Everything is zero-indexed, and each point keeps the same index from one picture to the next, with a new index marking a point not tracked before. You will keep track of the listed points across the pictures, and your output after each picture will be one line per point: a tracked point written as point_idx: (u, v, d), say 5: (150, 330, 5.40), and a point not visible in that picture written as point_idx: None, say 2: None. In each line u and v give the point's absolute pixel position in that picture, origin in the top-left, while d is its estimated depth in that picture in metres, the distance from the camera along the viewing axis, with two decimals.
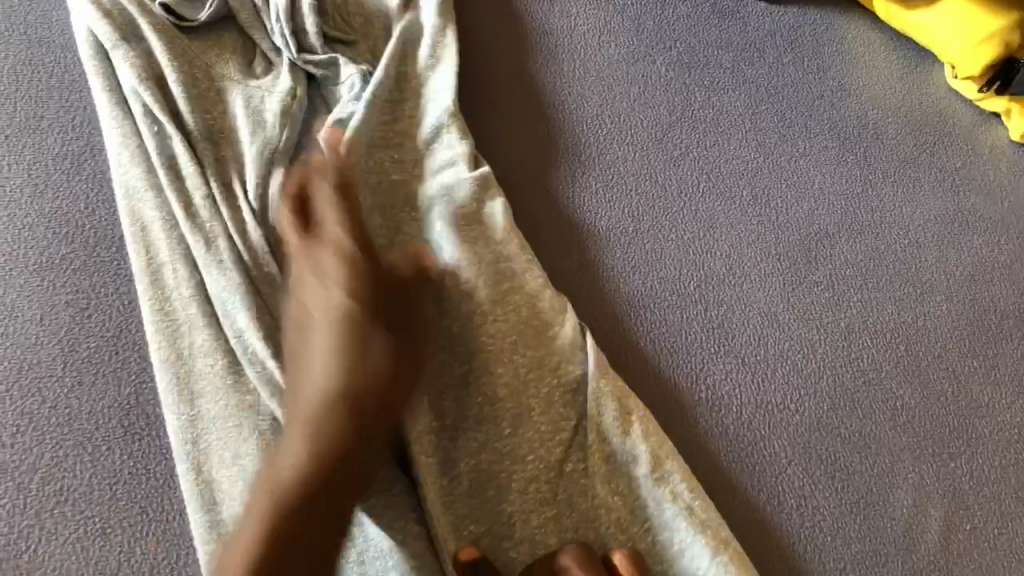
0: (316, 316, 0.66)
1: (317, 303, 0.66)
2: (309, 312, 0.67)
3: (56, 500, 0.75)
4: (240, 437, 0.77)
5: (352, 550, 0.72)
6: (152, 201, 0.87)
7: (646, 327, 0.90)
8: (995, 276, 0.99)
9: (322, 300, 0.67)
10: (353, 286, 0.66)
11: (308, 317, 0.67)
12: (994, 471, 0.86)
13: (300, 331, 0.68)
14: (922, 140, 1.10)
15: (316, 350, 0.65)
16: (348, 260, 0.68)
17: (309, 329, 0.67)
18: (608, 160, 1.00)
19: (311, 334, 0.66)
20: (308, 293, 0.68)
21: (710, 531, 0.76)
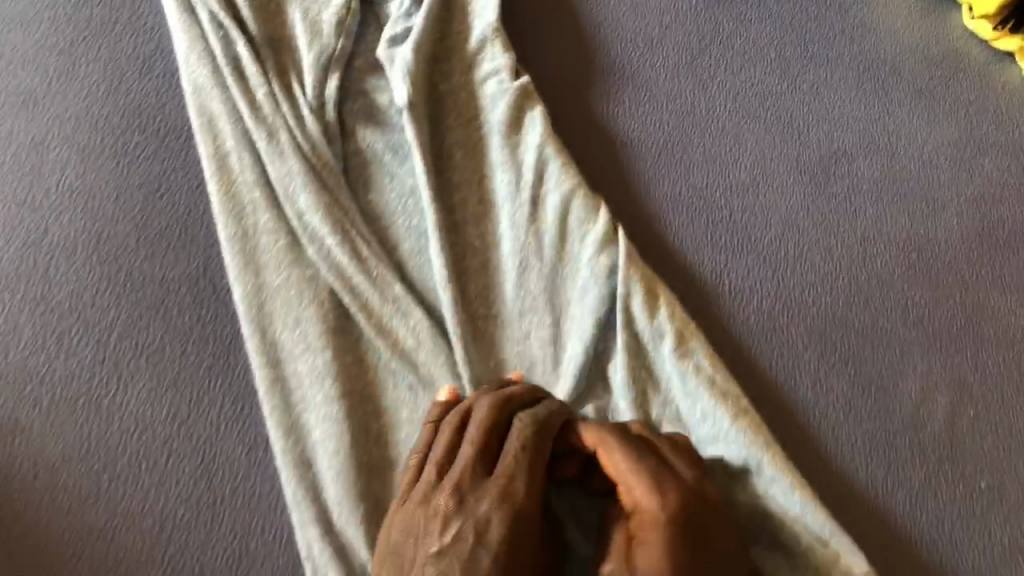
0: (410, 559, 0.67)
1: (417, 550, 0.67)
2: (457, 518, 0.68)
3: (132, 355, 0.82)
4: (301, 304, 0.84)
5: (404, 409, 0.81)
6: (218, 97, 0.94)
7: (675, 228, 0.96)
8: (1005, 196, 1.04)
9: (474, 525, 0.67)
10: (506, 522, 0.68)
11: (451, 521, 0.67)
12: (999, 367, 0.92)
13: (427, 519, 0.68)
14: (937, 74, 1.14)
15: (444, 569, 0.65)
16: (450, 499, 0.69)
17: (441, 545, 0.66)
18: (641, 80, 1.07)
19: (444, 541, 0.66)
20: (467, 503, 0.69)
21: (730, 401, 0.82)
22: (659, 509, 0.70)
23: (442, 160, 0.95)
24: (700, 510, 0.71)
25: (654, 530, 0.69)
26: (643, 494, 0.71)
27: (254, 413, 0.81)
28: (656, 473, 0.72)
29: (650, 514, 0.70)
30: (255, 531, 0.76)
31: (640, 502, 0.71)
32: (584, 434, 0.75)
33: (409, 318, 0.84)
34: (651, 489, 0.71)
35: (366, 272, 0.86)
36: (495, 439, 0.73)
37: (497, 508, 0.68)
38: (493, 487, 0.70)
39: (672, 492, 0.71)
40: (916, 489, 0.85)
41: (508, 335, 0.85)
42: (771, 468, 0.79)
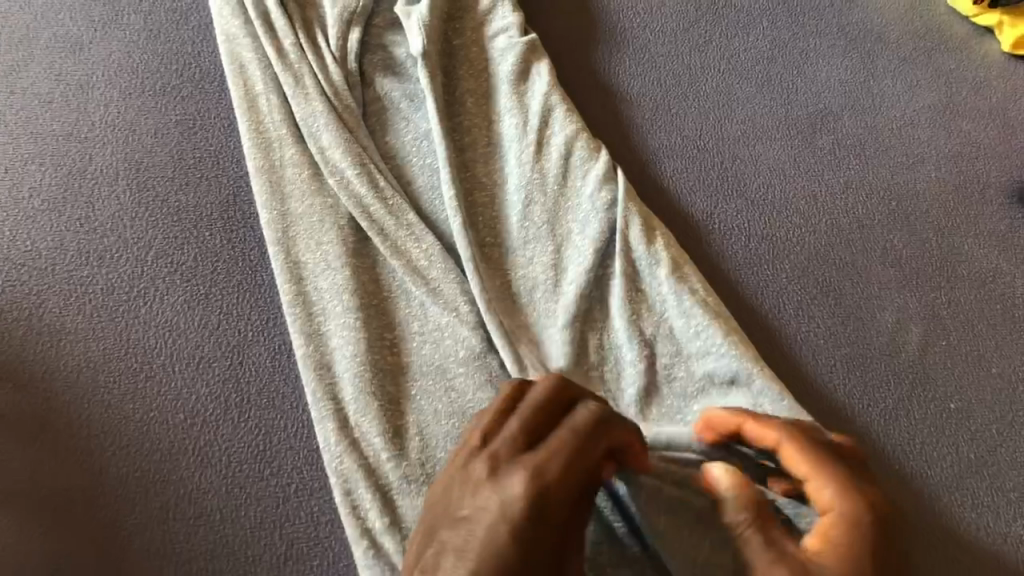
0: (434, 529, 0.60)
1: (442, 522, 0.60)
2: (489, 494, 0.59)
3: (168, 270, 0.90)
4: (323, 229, 0.92)
5: (415, 322, 0.88)
6: (249, 46, 1.03)
7: (671, 174, 1.04)
8: (981, 155, 1.11)
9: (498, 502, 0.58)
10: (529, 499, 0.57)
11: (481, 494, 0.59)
12: (969, 302, 0.99)
13: (457, 485, 0.61)
14: (921, 44, 1.22)
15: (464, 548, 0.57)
16: (482, 465, 0.61)
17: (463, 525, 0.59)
18: (640, 43, 1.15)
19: (465, 511, 0.59)
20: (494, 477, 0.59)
21: (719, 321, 0.89)
22: (856, 511, 0.64)
23: (454, 105, 1.03)
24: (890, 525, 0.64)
25: (851, 536, 0.63)
26: (840, 497, 0.65)
27: (279, 324, 0.89)
28: (853, 480, 0.66)
29: (844, 512, 0.64)
30: (279, 427, 0.84)
31: (834, 503, 0.65)
32: (760, 426, 0.71)
33: (422, 242, 0.91)
34: (840, 494, 0.65)
35: (383, 201, 0.93)
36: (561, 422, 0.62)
37: (524, 482, 0.58)
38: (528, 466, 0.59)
39: (871, 499, 0.65)
40: (890, 407, 0.91)
41: (512, 258, 0.93)
42: (759, 378, 0.85)
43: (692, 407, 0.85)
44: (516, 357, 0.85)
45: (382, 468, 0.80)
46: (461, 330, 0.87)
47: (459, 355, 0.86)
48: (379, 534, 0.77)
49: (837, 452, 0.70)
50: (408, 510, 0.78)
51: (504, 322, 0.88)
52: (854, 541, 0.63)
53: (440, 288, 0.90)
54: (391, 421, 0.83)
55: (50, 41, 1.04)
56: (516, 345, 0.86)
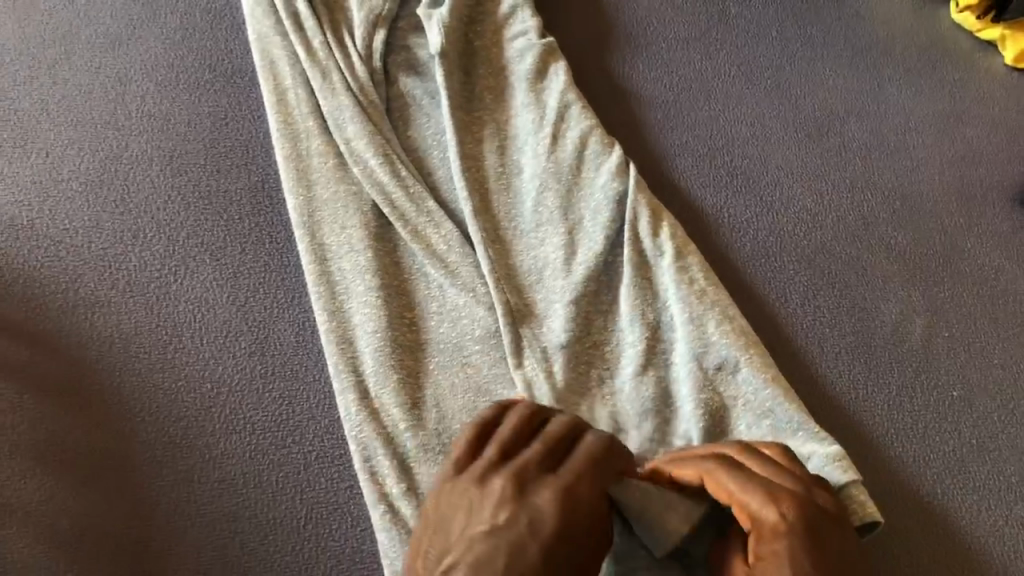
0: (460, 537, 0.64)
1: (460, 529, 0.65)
2: (514, 504, 0.65)
3: (198, 250, 0.94)
4: (347, 214, 0.96)
5: (433, 303, 0.92)
6: (280, 44, 1.08)
7: (682, 171, 1.08)
8: (983, 160, 1.15)
9: (530, 511, 0.64)
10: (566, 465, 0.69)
11: (506, 505, 0.64)
12: (972, 297, 1.01)
13: (480, 497, 0.66)
14: (926, 56, 1.26)
15: (494, 544, 0.62)
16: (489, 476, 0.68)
17: (489, 525, 0.63)
18: (653, 49, 1.20)
19: (495, 521, 0.64)
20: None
21: (719, 307, 0.93)
22: (779, 522, 0.68)
23: (472, 102, 1.07)
24: (815, 518, 0.69)
25: (778, 549, 0.66)
26: (765, 511, 0.68)
27: (303, 301, 0.93)
28: (770, 491, 0.70)
29: (767, 527, 0.68)
30: (302, 398, 0.87)
31: (760, 521, 0.68)
32: (684, 468, 0.74)
33: (439, 228, 0.95)
34: (764, 503, 0.69)
35: (405, 188, 0.97)
36: (572, 430, 0.72)
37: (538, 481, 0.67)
38: (553, 480, 0.67)
39: (788, 503, 0.69)
40: (894, 393, 0.94)
41: (526, 245, 0.97)
42: (749, 368, 0.89)
43: (682, 390, 0.88)
44: (515, 344, 0.89)
45: (400, 437, 0.84)
46: (476, 311, 0.91)
47: (475, 334, 0.90)
48: (396, 498, 0.80)
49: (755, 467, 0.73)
50: (425, 477, 0.82)
51: (510, 302, 0.92)
52: (782, 546, 0.67)
53: (458, 271, 0.93)
54: (409, 393, 0.86)
55: (90, 36, 1.10)
56: (518, 326, 0.90)
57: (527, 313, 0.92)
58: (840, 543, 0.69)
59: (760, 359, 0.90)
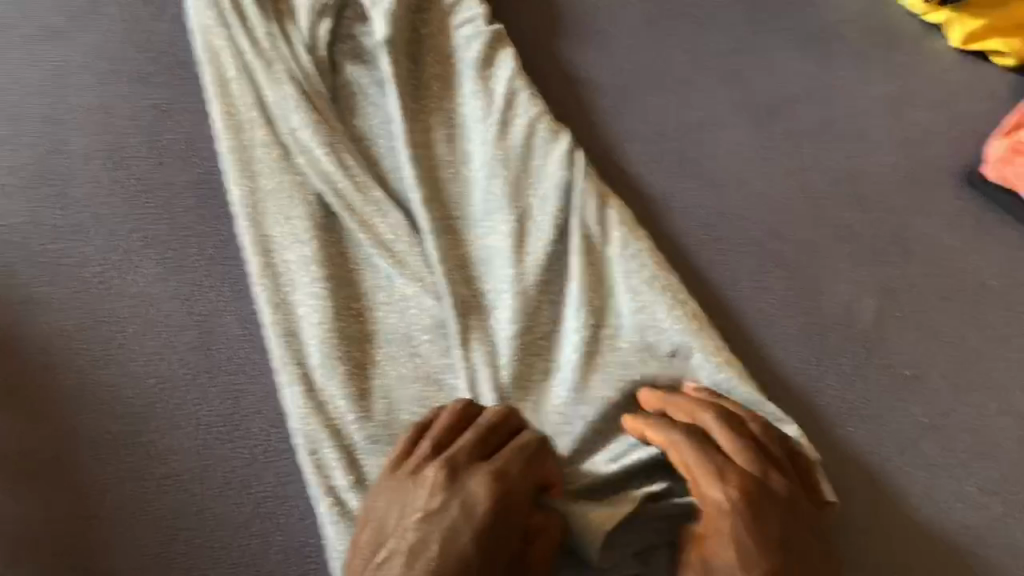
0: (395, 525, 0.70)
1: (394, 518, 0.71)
2: (446, 492, 0.71)
3: (141, 244, 0.93)
4: (292, 205, 0.94)
5: (381, 293, 0.91)
6: (222, 35, 1.05)
7: (633, 157, 1.08)
8: (932, 142, 1.15)
9: (461, 498, 0.71)
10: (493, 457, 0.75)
11: (440, 492, 0.71)
12: (921, 276, 1.02)
13: (414, 488, 0.72)
14: (875, 40, 1.26)
15: (428, 529, 0.68)
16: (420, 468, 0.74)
17: (424, 513, 0.70)
18: (603, 36, 1.19)
19: (428, 510, 0.70)
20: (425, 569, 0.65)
21: (670, 293, 0.93)
22: (723, 502, 0.74)
23: (420, 90, 1.06)
24: (760, 497, 0.74)
25: (721, 526, 0.73)
26: (712, 489, 0.75)
27: (249, 295, 0.91)
28: (719, 470, 0.76)
29: (712, 506, 0.75)
30: (248, 392, 0.86)
31: (708, 499, 0.75)
32: (657, 431, 0.81)
33: (387, 218, 0.94)
34: (712, 484, 0.75)
35: (351, 177, 0.96)
36: (501, 420, 0.78)
37: (467, 472, 0.73)
38: (484, 469, 0.73)
39: (733, 485, 0.75)
40: (845, 373, 0.94)
41: (474, 233, 0.96)
42: (697, 351, 0.89)
43: (634, 378, 0.88)
44: (463, 333, 0.88)
45: (347, 430, 0.82)
46: (425, 300, 0.90)
47: (424, 324, 0.89)
48: (343, 492, 0.79)
49: (715, 440, 0.79)
50: (373, 469, 0.81)
51: (459, 292, 0.91)
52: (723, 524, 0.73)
53: (405, 261, 0.92)
54: (356, 385, 0.85)
55: (28, 29, 1.07)
56: (466, 316, 0.89)
57: (475, 301, 0.91)
58: (788, 518, 0.74)
59: (708, 340, 0.90)
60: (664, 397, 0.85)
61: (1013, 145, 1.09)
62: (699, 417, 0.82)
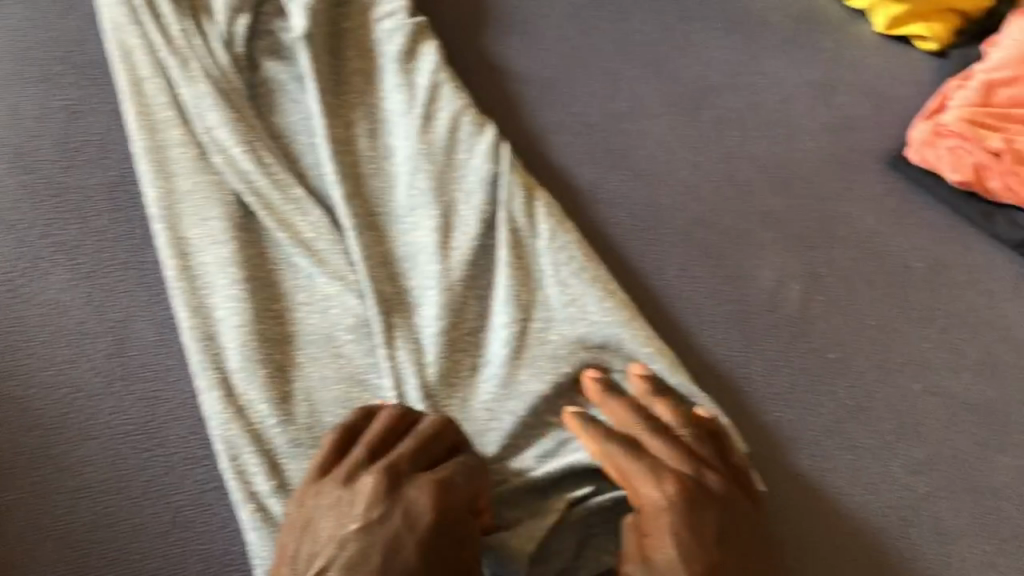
0: (332, 532, 0.67)
1: (329, 524, 0.68)
2: (389, 500, 0.69)
3: (51, 250, 0.90)
4: (209, 206, 0.92)
5: (302, 294, 0.89)
6: (134, 31, 1.02)
7: (560, 148, 1.07)
8: (856, 126, 1.16)
9: (404, 508, 0.69)
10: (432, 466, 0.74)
11: (383, 500, 0.69)
12: (846, 261, 1.03)
13: (352, 494, 0.69)
14: (800, 26, 1.27)
15: (370, 537, 0.66)
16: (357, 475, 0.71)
17: (363, 521, 0.67)
18: (528, 26, 1.18)
19: (370, 517, 0.67)
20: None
21: (599, 284, 0.92)
22: (660, 501, 0.74)
23: (341, 84, 1.04)
24: (698, 493, 0.75)
25: (658, 522, 0.73)
26: (648, 489, 0.75)
27: (166, 299, 0.89)
28: (653, 470, 0.76)
29: (649, 506, 0.74)
30: (166, 399, 0.84)
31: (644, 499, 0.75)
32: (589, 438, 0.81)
33: (308, 217, 0.92)
34: (648, 486, 0.75)
35: (269, 175, 0.93)
36: (438, 429, 0.77)
37: (408, 481, 0.71)
38: (426, 479, 0.72)
39: (671, 484, 0.75)
40: (771, 358, 0.94)
41: (399, 229, 0.95)
42: (628, 341, 0.88)
43: (566, 371, 0.88)
44: (387, 331, 0.87)
45: (268, 435, 0.81)
46: (348, 299, 0.89)
47: (347, 324, 0.88)
48: (265, 498, 0.77)
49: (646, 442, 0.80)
50: (295, 473, 0.79)
51: (382, 290, 0.89)
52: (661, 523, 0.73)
53: (328, 260, 0.91)
54: (277, 388, 0.83)
55: None
56: (390, 314, 0.88)
57: (399, 299, 0.90)
58: (725, 512, 0.75)
59: (638, 329, 0.90)
60: (603, 397, 0.85)
61: (934, 128, 1.11)
62: (631, 421, 0.82)
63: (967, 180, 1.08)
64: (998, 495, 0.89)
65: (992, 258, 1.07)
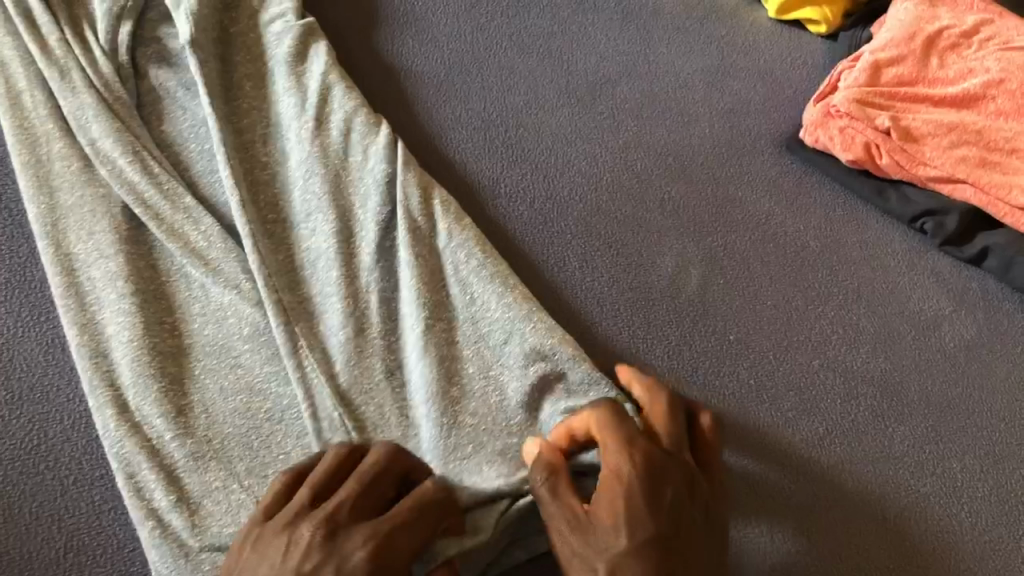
0: None
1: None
2: (323, 552, 0.62)
3: None
4: (95, 219, 0.89)
5: (195, 304, 0.88)
6: (10, 44, 0.99)
7: (458, 145, 1.06)
8: (750, 110, 1.18)
9: (337, 559, 0.62)
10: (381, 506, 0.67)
11: (316, 553, 0.62)
12: (744, 243, 1.05)
13: (285, 544, 0.63)
14: (692, 14, 1.28)
15: None
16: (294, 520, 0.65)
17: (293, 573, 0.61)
18: (423, 25, 1.17)
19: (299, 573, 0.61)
20: None
21: (500, 280, 0.92)
22: (624, 467, 0.69)
23: (231, 91, 1.02)
24: (664, 469, 0.69)
25: (618, 489, 0.68)
26: (613, 448, 0.70)
27: (54, 318, 0.86)
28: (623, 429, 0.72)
29: (614, 469, 0.69)
30: (55, 420, 0.81)
31: (609, 461, 0.69)
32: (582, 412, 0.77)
33: (199, 226, 0.90)
34: (615, 451, 0.70)
35: (157, 186, 0.91)
36: (392, 466, 0.70)
37: (351, 526, 0.65)
38: (370, 525, 0.65)
39: (638, 451, 0.70)
40: (673, 344, 0.95)
41: (295, 234, 0.93)
42: (529, 334, 0.88)
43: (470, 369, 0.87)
44: (286, 339, 0.85)
45: (165, 449, 0.79)
46: (243, 307, 0.87)
47: (243, 332, 0.87)
48: (165, 512, 0.75)
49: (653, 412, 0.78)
50: (195, 487, 0.77)
51: (282, 299, 0.88)
52: (621, 486, 0.68)
53: (220, 269, 0.89)
54: (173, 402, 0.81)
55: None
56: (292, 323, 0.86)
57: (297, 305, 0.89)
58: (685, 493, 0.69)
59: (541, 321, 0.90)
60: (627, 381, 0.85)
61: (826, 109, 1.14)
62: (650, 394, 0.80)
63: (859, 158, 1.11)
64: (897, 463, 0.91)
65: (885, 234, 1.10)
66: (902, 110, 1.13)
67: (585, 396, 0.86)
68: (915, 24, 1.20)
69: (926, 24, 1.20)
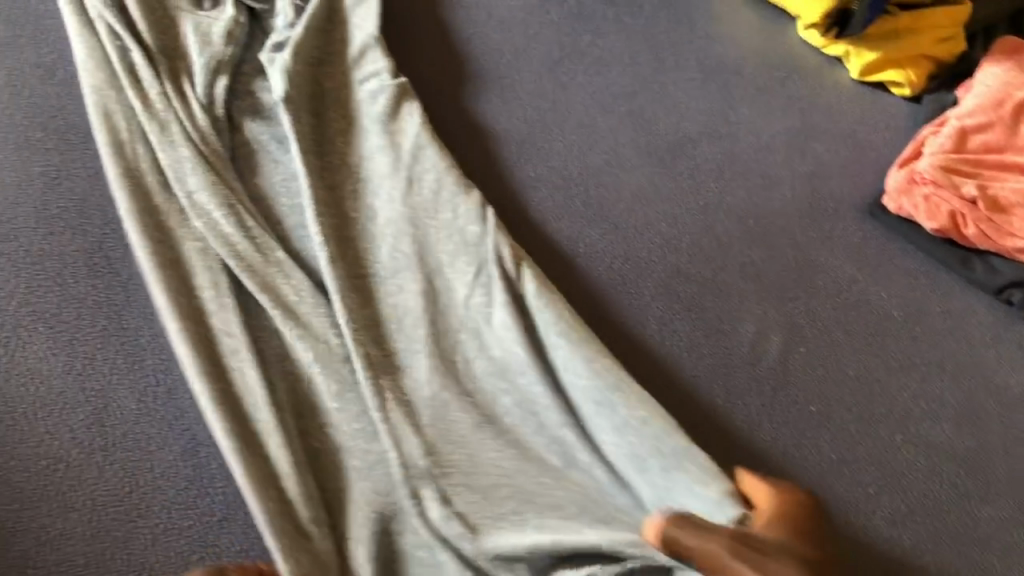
0: None
1: None
2: None
3: (31, 318, 0.90)
4: (194, 271, 0.92)
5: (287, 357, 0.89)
6: (115, 98, 1.03)
7: (540, 203, 1.08)
8: (832, 175, 1.18)
9: None
10: None
11: None
12: (825, 311, 1.04)
13: None
14: (775, 75, 1.28)
15: None
16: None
17: None
18: (506, 82, 1.19)
19: None
20: None
21: (587, 340, 0.91)
22: (798, 503, 0.79)
23: (325, 148, 1.05)
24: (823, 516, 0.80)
25: (796, 517, 0.77)
26: (777, 499, 0.80)
27: (146, 366, 0.89)
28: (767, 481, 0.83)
29: (792, 504, 0.79)
30: (145, 469, 0.83)
31: (781, 499, 0.79)
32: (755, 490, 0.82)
33: (293, 281, 0.92)
34: (785, 493, 0.80)
35: (253, 240, 0.94)
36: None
37: None
38: None
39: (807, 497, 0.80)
40: (753, 412, 0.94)
41: (384, 291, 0.95)
42: (605, 397, 0.87)
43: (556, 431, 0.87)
44: (379, 398, 0.86)
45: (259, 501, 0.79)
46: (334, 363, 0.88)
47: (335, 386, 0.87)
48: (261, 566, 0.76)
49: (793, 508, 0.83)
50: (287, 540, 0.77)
51: (369, 353, 0.89)
52: (799, 515, 0.78)
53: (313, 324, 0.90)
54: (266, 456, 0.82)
55: None
56: (379, 378, 0.87)
57: (387, 362, 0.89)
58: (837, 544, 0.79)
59: (620, 383, 0.88)
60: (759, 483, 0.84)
61: (910, 176, 1.13)
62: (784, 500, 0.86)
63: (943, 227, 1.09)
64: (982, 547, 0.89)
65: (971, 304, 1.08)
66: (989, 178, 1.12)
67: (670, 461, 0.84)
68: (1003, 90, 1.19)
69: (1015, 90, 1.19)
